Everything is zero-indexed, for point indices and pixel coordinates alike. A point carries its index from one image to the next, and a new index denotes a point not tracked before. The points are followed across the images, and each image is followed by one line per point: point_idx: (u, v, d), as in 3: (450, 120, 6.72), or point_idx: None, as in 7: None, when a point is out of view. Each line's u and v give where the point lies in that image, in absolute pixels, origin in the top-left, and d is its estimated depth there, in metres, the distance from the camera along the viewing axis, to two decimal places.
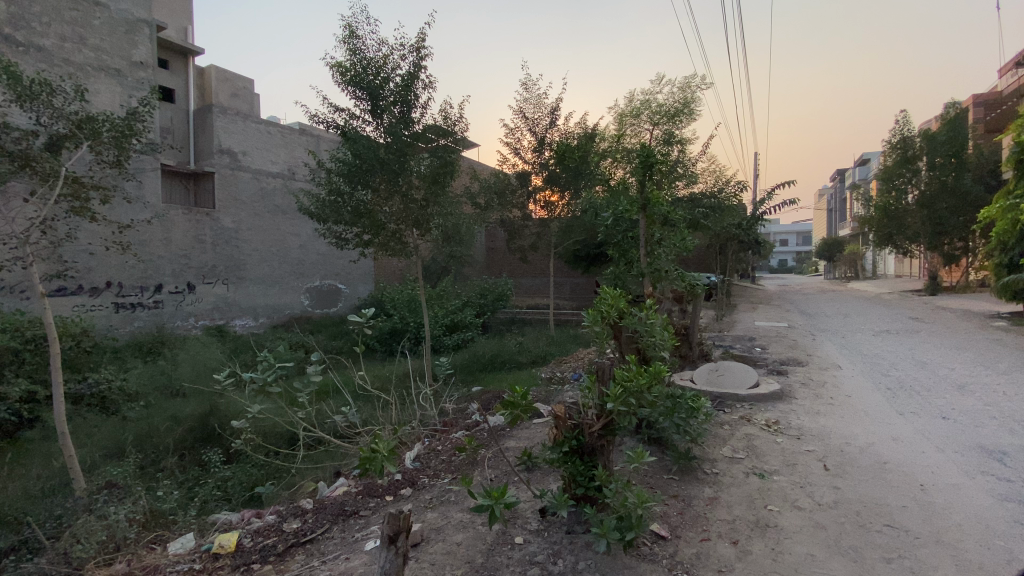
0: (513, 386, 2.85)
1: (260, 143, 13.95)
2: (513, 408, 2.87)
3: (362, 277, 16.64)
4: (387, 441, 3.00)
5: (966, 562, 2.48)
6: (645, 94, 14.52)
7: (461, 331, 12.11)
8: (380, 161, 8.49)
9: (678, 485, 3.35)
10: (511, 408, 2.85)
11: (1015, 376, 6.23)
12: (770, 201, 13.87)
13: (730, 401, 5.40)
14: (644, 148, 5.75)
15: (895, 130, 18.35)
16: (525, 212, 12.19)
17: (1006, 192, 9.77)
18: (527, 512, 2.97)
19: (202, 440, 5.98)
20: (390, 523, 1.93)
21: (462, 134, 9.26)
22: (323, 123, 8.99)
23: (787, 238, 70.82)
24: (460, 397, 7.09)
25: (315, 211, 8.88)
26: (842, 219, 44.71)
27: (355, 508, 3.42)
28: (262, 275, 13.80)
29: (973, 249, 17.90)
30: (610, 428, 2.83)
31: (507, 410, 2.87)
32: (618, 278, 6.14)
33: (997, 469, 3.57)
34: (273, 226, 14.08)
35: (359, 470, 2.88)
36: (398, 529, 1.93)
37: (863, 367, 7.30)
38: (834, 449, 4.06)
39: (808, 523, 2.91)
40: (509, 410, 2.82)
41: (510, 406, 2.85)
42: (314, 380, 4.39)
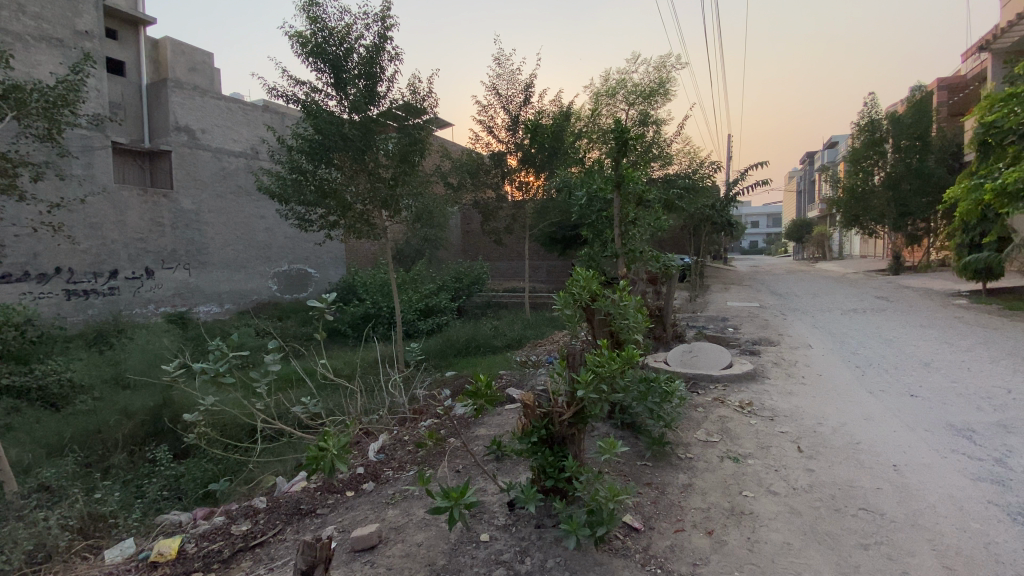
0: (478, 375, 2.69)
1: (221, 120, 13.21)
2: (479, 398, 2.71)
3: (333, 260, 16.15)
4: (340, 435, 2.61)
5: (944, 546, 2.42)
6: (620, 73, 14.31)
7: (436, 315, 11.88)
8: (344, 138, 8.04)
9: (652, 473, 3.23)
10: (476, 398, 2.69)
11: (979, 353, 6.35)
12: (743, 182, 13.94)
13: (705, 382, 5.34)
14: (618, 123, 5.45)
15: (864, 113, 18.66)
16: (499, 193, 11.88)
17: (969, 173, 9.92)
18: (494, 506, 2.80)
19: (154, 435, 5.66)
20: (305, 554, 1.89)
21: (432, 110, 8.86)
22: (282, 96, 8.50)
23: (757, 220, 72.43)
24: (431, 383, 6.92)
25: (277, 190, 8.39)
26: (810, 201, 45.86)
27: (311, 506, 3.20)
28: (226, 260, 13.20)
29: (935, 229, 18.44)
30: (581, 417, 2.68)
31: (472, 400, 2.71)
32: (592, 260, 5.99)
33: (967, 448, 3.57)
34: (237, 208, 13.43)
35: (306, 471, 2.48)
36: (314, 560, 1.89)
37: (833, 345, 7.38)
38: (807, 430, 4.02)
39: (783, 509, 2.82)
40: (475, 400, 2.66)
41: (475, 397, 2.69)
42: (272, 370, 4.09)
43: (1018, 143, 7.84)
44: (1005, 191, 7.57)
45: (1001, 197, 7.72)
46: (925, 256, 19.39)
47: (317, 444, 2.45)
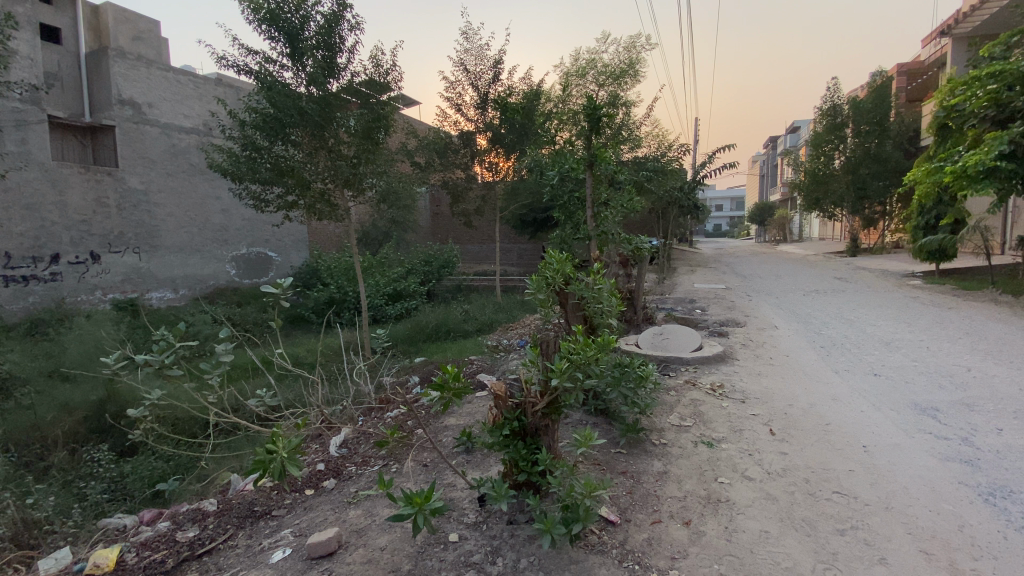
0: (445, 365, 2.45)
1: (170, 94, 12.34)
2: (446, 391, 2.48)
3: (295, 244, 15.51)
4: (292, 436, 2.36)
5: (919, 530, 2.41)
6: (590, 53, 14.08)
7: (405, 299, 11.58)
8: (301, 113, 7.59)
9: (627, 461, 3.14)
10: (443, 390, 2.46)
11: (937, 332, 6.55)
12: (711, 165, 14.03)
13: (676, 365, 5.31)
14: (590, 100, 5.25)
15: (827, 97, 19.01)
16: (468, 174, 11.54)
17: (927, 156, 10.19)
18: (465, 503, 2.65)
19: (98, 431, 5.27)
20: None
21: (396, 85, 8.49)
22: (233, 67, 7.94)
23: (721, 204, 74.03)
24: (398, 370, 6.71)
25: (230, 167, 7.90)
26: (772, 185, 47.09)
27: (266, 508, 2.98)
28: (179, 243, 12.46)
29: (890, 213, 19.12)
30: (555, 407, 2.56)
31: (439, 393, 2.49)
32: (564, 243, 5.85)
33: (934, 427, 3.63)
34: (190, 188, 12.65)
35: (252, 475, 2.23)
36: None
37: (798, 326, 7.51)
38: (778, 412, 4.02)
39: (759, 495, 2.77)
40: (442, 394, 2.43)
41: (442, 389, 2.46)
42: (225, 360, 3.78)
43: (978, 127, 8.04)
44: (965, 173, 7.76)
45: (960, 180, 7.92)
46: (880, 238, 20.14)
47: (265, 447, 2.20)
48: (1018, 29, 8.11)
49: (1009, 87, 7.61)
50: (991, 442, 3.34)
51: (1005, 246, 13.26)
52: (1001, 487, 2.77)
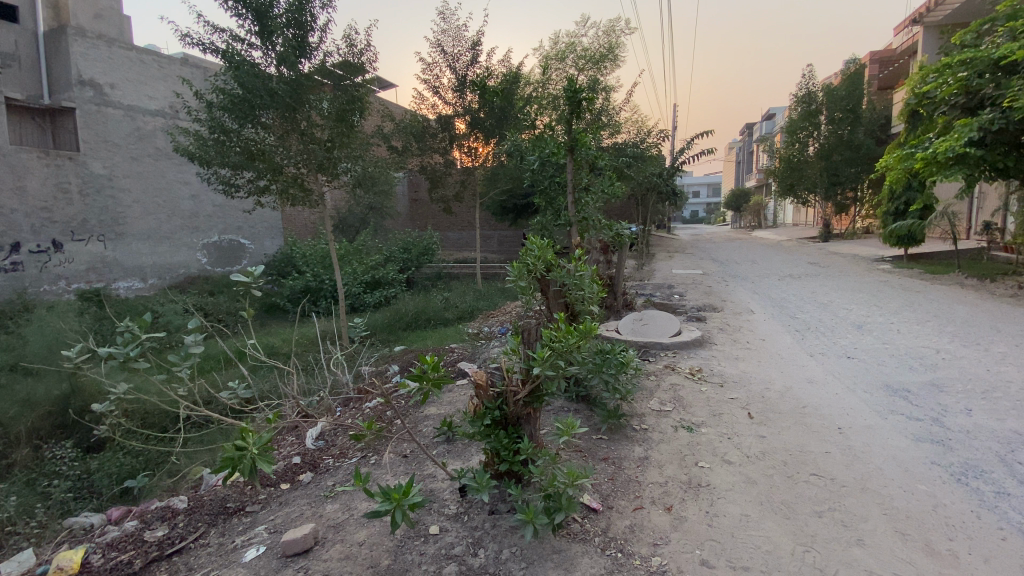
0: (424, 355, 2.37)
1: (133, 74, 11.76)
2: (426, 381, 2.40)
3: (269, 231, 15.09)
4: (262, 432, 2.24)
5: (894, 511, 2.47)
6: (569, 36, 13.90)
7: (384, 287, 11.41)
8: (271, 94, 7.31)
9: (608, 447, 3.14)
10: (421, 382, 2.37)
11: (906, 315, 6.73)
12: (689, 151, 14.08)
13: (656, 350, 5.33)
14: (570, 83, 5.15)
15: (802, 84, 19.22)
16: (447, 159, 11.35)
17: (898, 143, 10.40)
18: (445, 493, 2.60)
19: (63, 427, 5.05)
20: None
21: (371, 66, 8.24)
22: (198, 45, 7.58)
23: (699, 190, 74.81)
24: (377, 360, 6.62)
25: (197, 151, 7.58)
26: (748, 171, 47.71)
27: (239, 504, 2.89)
28: (147, 231, 11.99)
29: (861, 198, 19.53)
30: (537, 395, 2.54)
31: (418, 386, 2.40)
32: (544, 229, 5.79)
33: (904, 407, 3.74)
34: (157, 173, 12.14)
35: (219, 473, 2.09)
36: None
37: (774, 310, 7.64)
38: (755, 395, 4.06)
39: (739, 479, 2.79)
40: (421, 385, 2.35)
41: (421, 380, 2.37)
42: (194, 352, 3.65)
43: (948, 114, 8.21)
44: (935, 160, 7.94)
45: (931, 166, 8.10)
46: (851, 224, 20.62)
47: (234, 443, 2.08)
48: (987, 18, 8.28)
49: (978, 75, 7.79)
50: (961, 422, 3.44)
51: (969, 231, 13.72)
52: (972, 466, 2.86)
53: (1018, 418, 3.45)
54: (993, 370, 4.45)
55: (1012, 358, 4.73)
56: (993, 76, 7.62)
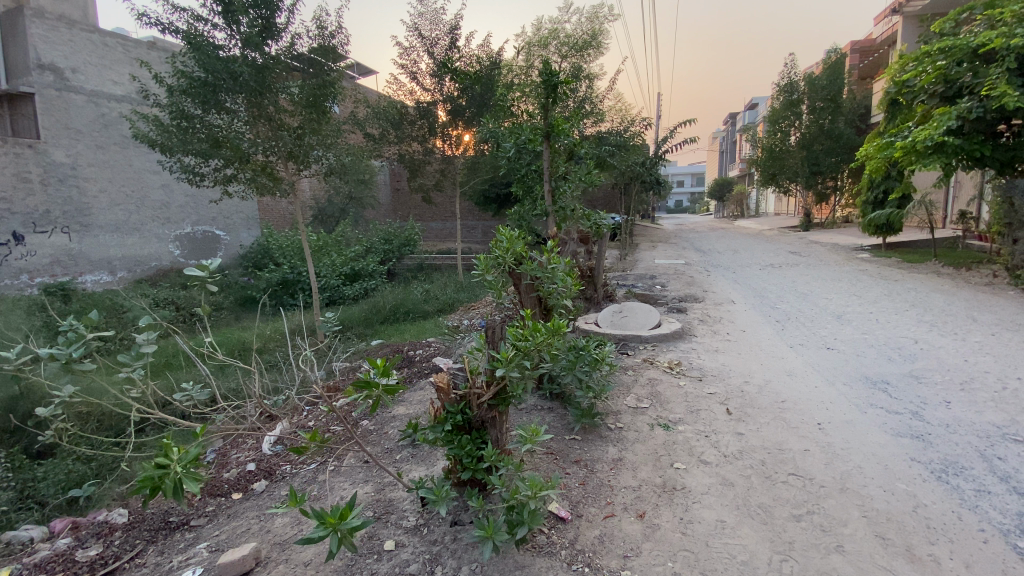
0: (372, 358, 2.07)
1: (95, 58, 11.17)
2: (375, 387, 2.09)
3: (245, 221, 14.61)
4: (188, 446, 1.99)
5: (874, 513, 2.37)
6: (552, 23, 13.60)
7: (363, 279, 11.17)
8: (234, 77, 6.95)
9: (581, 448, 2.99)
10: (369, 390, 2.09)
11: (885, 305, 6.71)
12: (672, 139, 13.99)
13: (634, 343, 5.20)
14: (546, 66, 4.98)
15: (784, 73, 19.21)
16: (425, 148, 11.04)
17: (878, 132, 10.39)
18: (404, 504, 2.43)
19: (9, 432, 4.73)
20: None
21: (343, 48, 7.92)
22: (157, 25, 7.19)
23: (683, 180, 75.25)
24: (350, 356, 6.40)
25: (158, 138, 7.20)
26: (731, 161, 47.96)
27: (184, 518, 2.73)
28: (115, 222, 11.49)
29: (841, 188, 19.66)
30: (502, 397, 2.38)
31: (366, 393, 2.12)
32: (521, 219, 5.59)
33: (883, 400, 3.67)
34: (124, 162, 11.63)
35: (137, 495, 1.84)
36: None
37: (754, 300, 7.58)
38: (734, 389, 3.96)
39: (715, 481, 2.66)
40: (370, 392, 2.06)
41: (370, 386, 2.08)
42: (143, 352, 3.39)
43: (927, 102, 8.15)
44: (914, 149, 7.90)
45: (910, 155, 8.06)
46: (831, 214, 20.80)
47: (154, 462, 1.82)
48: (966, 5, 8.20)
49: (957, 64, 7.74)
50: (939, 415, 3.37)
51: (946, 220, 13.88)
52: (952, 463, 2.78)
53: (996, 411, 3.39)
54: (971, 360, 4.41)
55: (988, 348, 4.70)
56: (971, 65, 7.57)
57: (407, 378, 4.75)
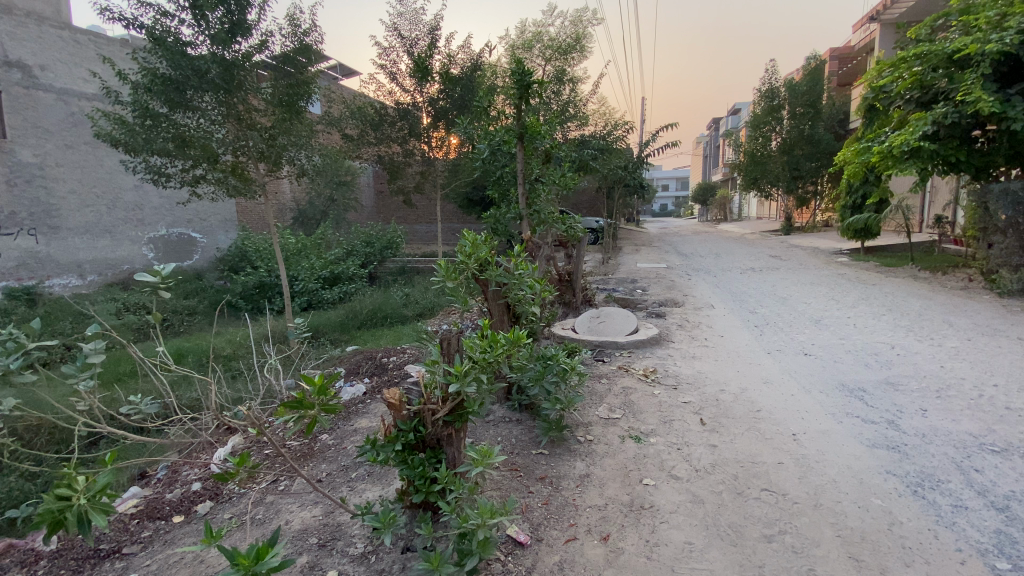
0: (307, 376, 1.91)
1: (65, 55, 10.78)
2: (310, 408, 1.97)
3: (223, 223, 14.10)
4: (97, 474, 1.83)
5: (848, 532, 2.27)
6: (536, 26, 13.52)
7: (342, 283, 10.92)
8: (200, 75, 6.68)
9: (547, 463, 2.86)
10: (304, 410, 1.94)
11: (863, 309, 6.69)
12: (655, 143, 14.00)
13: (611, 350, 5.08)
14: (518, 66, 4.90)
15: (765, 79, 19.41)
16: (406, 149, 10.82)
17: (856, 137, 10.47)
18: (352, 529, 2.27)
19: None
20: None
21: (318, 47, 7.69)
22: (121, 20, 6.91)
23: (667, 184, 76.02)
24: (322, 364, 6.19)
25: (122, 137, 6.90)
26: (714, 166, 48.55)
27: (115, 546, 2.56)
28: (84, 223, 11.07)
29: (821, 193, 19.91)
30: (459, 414, 2.24)
31: (301, 414, 1.98)
32: (496, 223, 5.46)
33: (860, 409, 3.59)
34: (95, 162, 11.23)
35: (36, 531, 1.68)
36: None
37: (733, 304, 7.53)
38: (709, 398, 3.85)
39: (685, 499, 2.54)
40: (304, 413, 1.93)
41: (305, 407, 1.95)
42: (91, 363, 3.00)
43: (903, 108, 8.22)
44: (891, 154, 7.94)
45: (887, 160, 8.11)
46: (812, 218, 21.04)
47: (54, 494, 1.66)
48: (942, 12, 8.26)
49: (932, 70, 7.80)
50: (916, 425, 3.30)
51: (922, 224, 14.08)
52: (929, 476, 2.69)
53: (972, 419, 3.33)
54: (947, 366, 4.37)
55: (965, 354, 4.67)
56: (946, 71, 7.63)
57: (378, 386, 4.56)
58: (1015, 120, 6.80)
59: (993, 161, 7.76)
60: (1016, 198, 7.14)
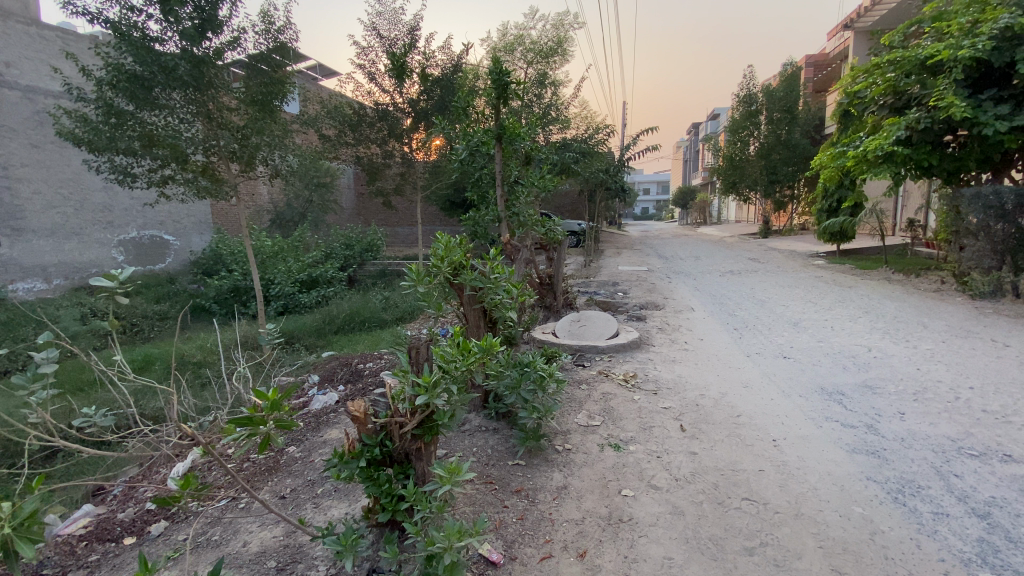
0: (259, 391, 1.79)
1: (30, 51, 10.35)
2: (263, 425, 1.84)
3: (197, 225, 13.72)
4: (24, 499, 1.67)
5: (830, 542, 2.21)
6: (518, 29, 13.44)
7: (320, 287, 10.68)
8: (167, 72, 6.41)
9: (523, 475, 2.75)
10: (256, 428, 1.81)
11: (840, 312, 6.76)
12: (636, 146, 14.06)
13: (592, 355, 5.00)
14: (496, 65, 4.79)
15: (744, 85, 19.69)
16: (385, 150, 10.64)
17: (831, 141, 10.65)
18: (314, 551, 2.14)
19: None
20: None
21: (293, 45, 7.49)
22: (84, 15, 6.62)
23: (648, 188, 76.84)
24: (295, 371, 5.98)
25: (84, 135, 6.59)
26: (694, 170, 49.19)
27: (58, 572, 2.39)
28: (50, 225, 10.62)
29: (798, 197, 20.26)
30: (428, 428, 2.12)
31: (253, 432, 1.85)
32: (474, 225, 5.34)
33: (839, 413, 3.56)
34: (62, 161, 10.79)
35: None
36: None
37: (713, 307, 7.54)
38: (689, 403, 3.80)
39: (665, 510, 2.46)
40: (255, 430, 1.80)
41: (256, 424, 1.82)
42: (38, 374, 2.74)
43: (877, 113, 8.36)
44: (866, 158, 8.06)
45: (862, 164, 8.22)
46: (789, 221, 21.41)
47: None
48: (915, 20, 8.43)
49: (905, 76, 7.94)
50: (894, 429, 3.29)
51: (895, 228, 14.40)
52: (909, 482, 2.66)
53: (950, 423, 3.33)
54: (923, 369, 4.39)
55: (939, 356, 4.71)
56: (918, 77, 7.78)
57: (351, 394, 4.40)
58: (986, 125, 6.93)
59: (964, 166, 7.92)
60: (987, 202, 7.20)
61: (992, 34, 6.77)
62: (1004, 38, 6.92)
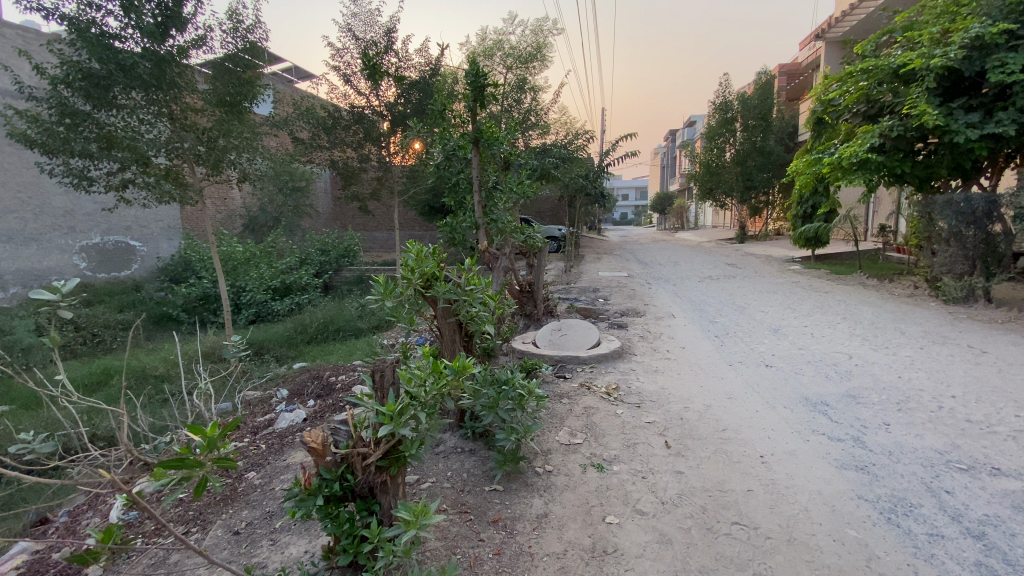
0: (194, 427, 1.61)
1: None
2: (199, 465, 1.65)
3: (165, 231, 13.18)
4: None
5: (824, 570, 2.09)
6: (496, 34, 13.29)
7: (293, 294, 10.32)
8: (125, 70, 6.06)
9: (501, 501, 2.58)
10: (190, 469, 1.62)
11: (818, 317, 6.77)
12: (616, 152, 14.06)
13: (573, 366, 4.85)
14: (473, 66, 4.62)
15: (720, 92, 19.94)
16: (361, 154, 10.38)
17: (806, 148, 10.78)
18: None
19: None
20: None
21: (262, 44, 7.22)
22: (39, 10, 6.24)
23: (627, 194, 77.69)
24: (263, 384, 5.68)
25: (36, 137, 6.18)
26: (671, 176, 49.87)
27: None
28: (5, 232, 10.03)
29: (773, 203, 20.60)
30: (394, 459, 1.93)
31: (188, 473, 1.66)
32: (451, 230, 5.14)
33: (825, 426, 3.48)
34: (19, 164, 10.22)
35: None
36: None
37: (693, 314, 7.49)
38: (673, 417, 3.67)
39: (652, 538, 2.31)
40: (189, 471, 1.62)
41: (190, 465, 1.63)
42: None
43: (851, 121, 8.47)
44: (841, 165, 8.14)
45: (837, 171, 8.30)
46: (764, 226, 21.75)
47: None
48: (886, 29, 8.56)
49: (879, 84, 8.06)
50: (881, 441, 3.21)
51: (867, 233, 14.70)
52: (901, 501, 2.56)
53: (935, 434, 3.27)
54: (904, 376, 4.36)
55: (919, 363, 4.69)
56: (891, 85, 7.89)
57: (320, 411, 4.15)
58: (958, 133, 7.05)
59: (935, 172, 8.06)
60: (958, 208, 7.18)
61: (963, 43, 6.86)
62: (974, 47, 7.04)
